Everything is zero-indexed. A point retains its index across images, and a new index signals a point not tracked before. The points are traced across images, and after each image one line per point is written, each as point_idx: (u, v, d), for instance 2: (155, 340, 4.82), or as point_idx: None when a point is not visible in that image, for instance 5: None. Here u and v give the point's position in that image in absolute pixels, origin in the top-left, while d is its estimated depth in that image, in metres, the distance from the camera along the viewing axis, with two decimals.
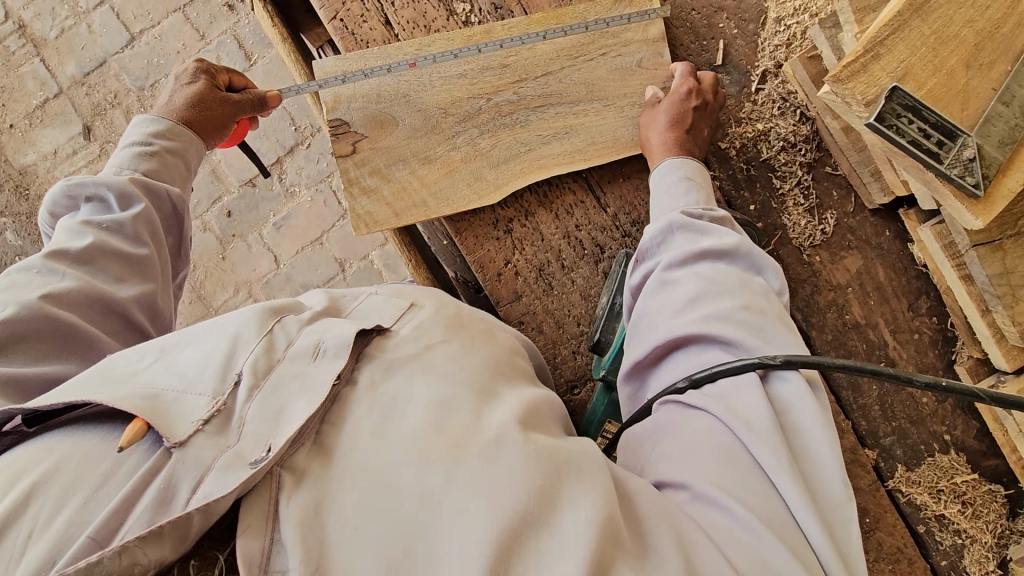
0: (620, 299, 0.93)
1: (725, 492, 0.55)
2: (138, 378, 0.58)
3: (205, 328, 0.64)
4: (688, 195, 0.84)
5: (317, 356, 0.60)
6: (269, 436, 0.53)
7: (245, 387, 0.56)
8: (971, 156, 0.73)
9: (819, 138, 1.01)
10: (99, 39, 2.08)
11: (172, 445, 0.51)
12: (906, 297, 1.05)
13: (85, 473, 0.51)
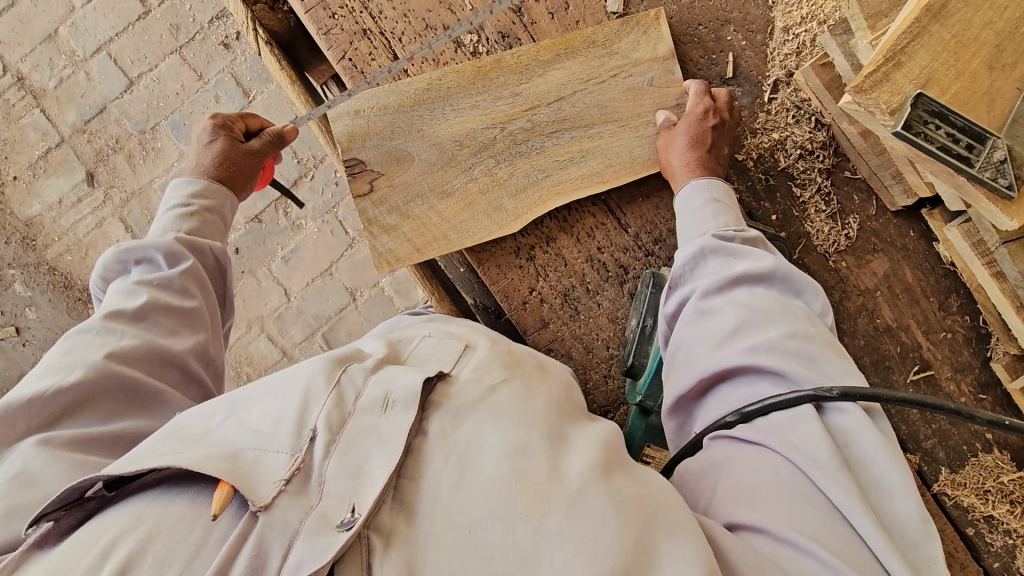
0: (651, 321, 0.92)
1: (803, 533, 0.57)
2: (216, 436, 0.62)
3: (272, 382, 0.69)
4: (717, 215, 0.85)
5: (387, 408, 0.65)
6: (351, 495, 0.58)
7: (320, 443, 0.61)
8: (1002, 158, 0.72)
9: (835, 143, 1.00)
10: (97, 86, 2.09)
11: (259, 509, 0.55)
12: (936, 296, 1.03)
13: (176, 542, 0.54)
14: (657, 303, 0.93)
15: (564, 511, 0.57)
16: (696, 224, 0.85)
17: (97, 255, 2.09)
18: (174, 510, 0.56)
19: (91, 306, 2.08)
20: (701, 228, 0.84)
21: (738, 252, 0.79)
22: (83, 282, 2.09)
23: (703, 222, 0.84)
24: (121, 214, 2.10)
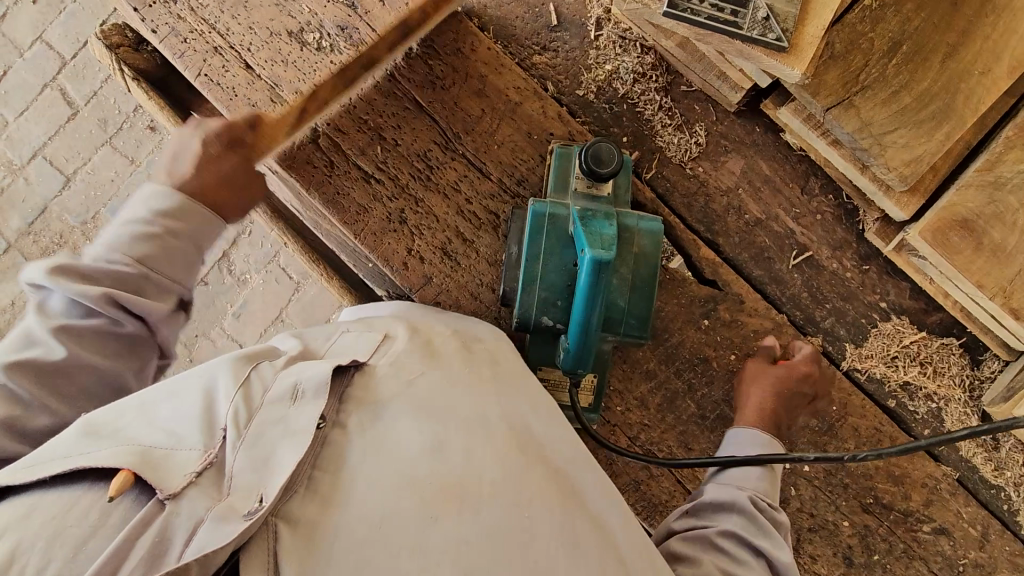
0: (514, 247, 0.96)
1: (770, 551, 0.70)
2: (125, 430, 0.63)
3: (183, 380, 0.71)
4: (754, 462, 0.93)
5: (296, 400, 0.67)
6: (258, 488, 0.59)
7: (230, 439, 0.63)
8: (766, 15, 0.79)
9: (665, 62, 1.08)
10: (36, 189, 2.20)
11: (166, 497, 0.57)
12: (797, 182, 1.08)
13: (72, 526, 0.56)
14: (518, 230, 0.97)
15: (483, 499, 0.63)
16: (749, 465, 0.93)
17: None
18: (80, 493, 0.58)
19: None
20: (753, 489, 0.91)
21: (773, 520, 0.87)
22: None
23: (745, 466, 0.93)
24: None
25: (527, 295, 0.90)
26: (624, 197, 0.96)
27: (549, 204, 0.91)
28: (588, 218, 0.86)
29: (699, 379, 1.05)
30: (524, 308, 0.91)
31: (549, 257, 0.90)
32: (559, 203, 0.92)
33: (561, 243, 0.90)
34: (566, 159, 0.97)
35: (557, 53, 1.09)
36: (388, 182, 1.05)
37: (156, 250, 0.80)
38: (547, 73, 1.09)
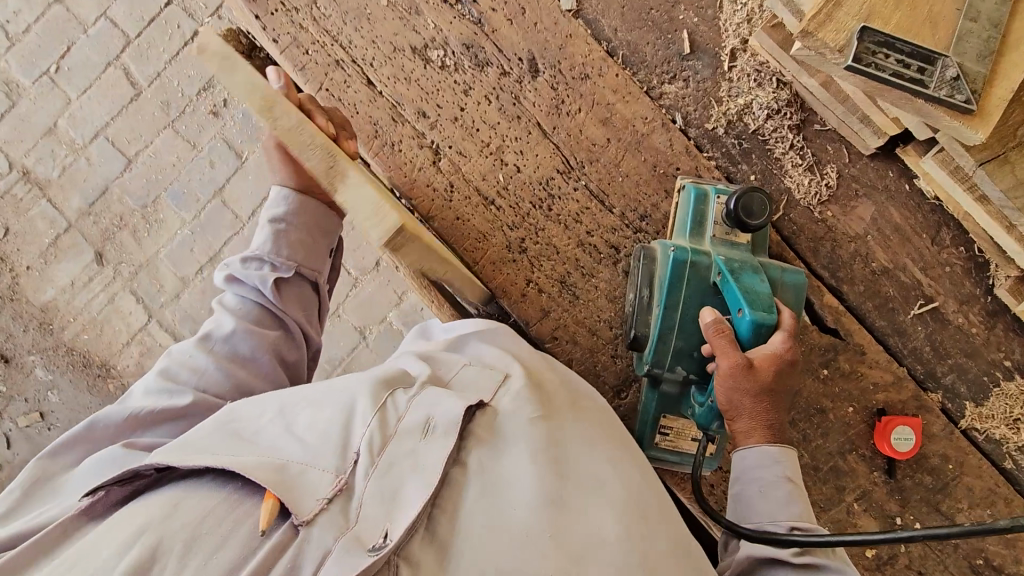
0: (648, 291, 0.91)
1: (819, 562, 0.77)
2: (263, 437, 0.71)
3: (323, 399, 0.77)
4: (786, 491, 0.79)
5: (427, 434, 0.72)
6: (386, 522, 0.65)
7: (363, 465, 0.69)
8: (955, 75, 0.75)
9: (800, 99, 1.04)
10: (97, 169, 2.19)
11: (301, 523, 0.64)
12: (927, 232, 1.04)
13: (208, 533, 0.64)
14: (650, 273, 0.92)
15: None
16: (769, 496, 0.79)
17: (112, 330, 2.15)
18: (210, 503, 0.66)
19: (110, 381, 2.13)
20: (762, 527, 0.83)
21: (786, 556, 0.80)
22: (100, 358, 2.15)
23: (778, 494, 0.79)
24: (131, 286, 2.17)
25: (666, 345, 0.89)
26: (763, 245, 0.93)
27: (691, 251, 0.89)
28: (740, 271, 0.85)
29: (814, 430, 1.03)
30: (661, 357, 0.89)
31: (692, 307, 0.88)
32: (702, 250, 0.89)
33: (705, 292, 0.88)
34: (705, 201, 0.93)
35: (687, 83, 1.05)
36: (509, 210, 1.02)
37: (297, 220, 0.96)
38: (675, 103, 1.05)
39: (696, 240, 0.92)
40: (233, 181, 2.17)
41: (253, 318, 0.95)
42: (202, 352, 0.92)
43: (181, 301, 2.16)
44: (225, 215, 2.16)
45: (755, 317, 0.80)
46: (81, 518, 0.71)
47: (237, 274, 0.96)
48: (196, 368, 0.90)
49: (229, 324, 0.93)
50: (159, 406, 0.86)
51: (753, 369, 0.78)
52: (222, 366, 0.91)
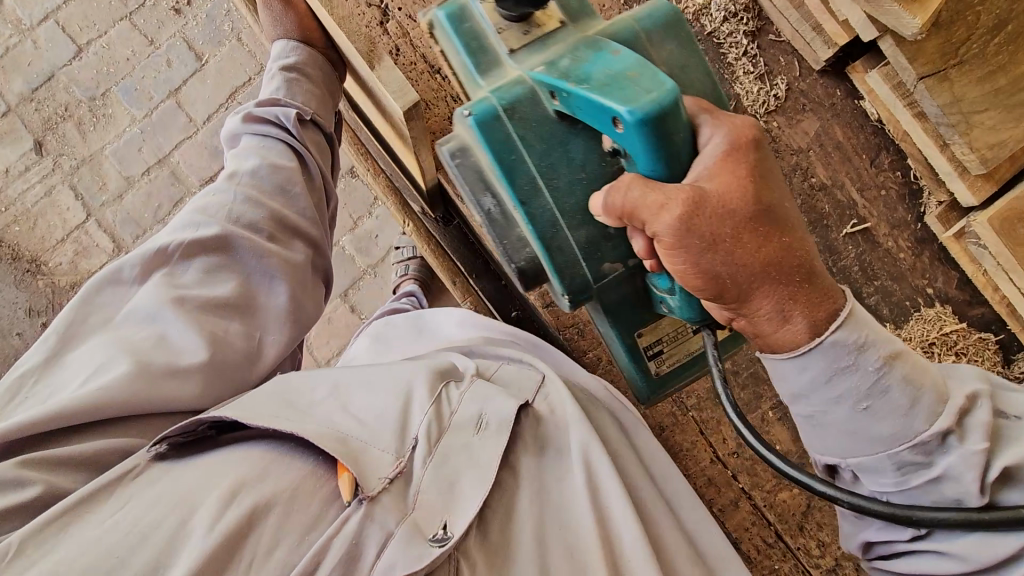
0: (491, 199, 0.77)
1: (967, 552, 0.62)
2: (319, 411, 0.77)
3: (377, 383, 0.83)
4: (903, 385, 0.64)
5: (480, 428, 0.80)
6: (444, 512, 0.72)
7: (421, 453, 0.76)
8: None
9: (757, 5, 1.03)
10: (44, 54, 2.07)
11: (366, 497, 0.69)
12: (868, 153, 1.05)
13: (300, 507, 0.68)
14: (473, 173, 0.76)
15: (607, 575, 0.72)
16: (895, 409, 0.63)
17: (45, 225, 2.05)
18: (292, 474, 0.71)
19: (39, 278, 2.03)
20: (854, 429, 0.65)
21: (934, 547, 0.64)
22: (30, 253, 2.04)
23: (903, 396, 0.63)
24: (71, 181, 2.06)
25: (573, 263, 0.74)
26: (587, 9, 0.77)
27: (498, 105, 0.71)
28: (573, 75, 0.68)
29: None
30: (580, 282, 0.74)
31: (555, 176, 0.72)
32: (504, 90, 0.72)
33: (556, 133, 0.72)
34: (466, 19, 0.76)
35: None
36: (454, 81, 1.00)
37: (308, 65, 1.03)
38: None
39: (498, 74, 0.75)
40: (190, 83, 2.07)
41: (281, 152, 0.96)
42: (229, 186, 0.92)
43: (123, 202, 2.06)
44: (177, 118, 2.07)
45: (637, 113, 0.61)
46: (147, 461, 0.71)
47: (256, 113, 0.98)
48: (225, 202, 0.90)
49: (254, 159, 0.94)
50: (189, 239, 0.86)
51: (710, 202, 0.62)
52: (251, 196, 0.91)
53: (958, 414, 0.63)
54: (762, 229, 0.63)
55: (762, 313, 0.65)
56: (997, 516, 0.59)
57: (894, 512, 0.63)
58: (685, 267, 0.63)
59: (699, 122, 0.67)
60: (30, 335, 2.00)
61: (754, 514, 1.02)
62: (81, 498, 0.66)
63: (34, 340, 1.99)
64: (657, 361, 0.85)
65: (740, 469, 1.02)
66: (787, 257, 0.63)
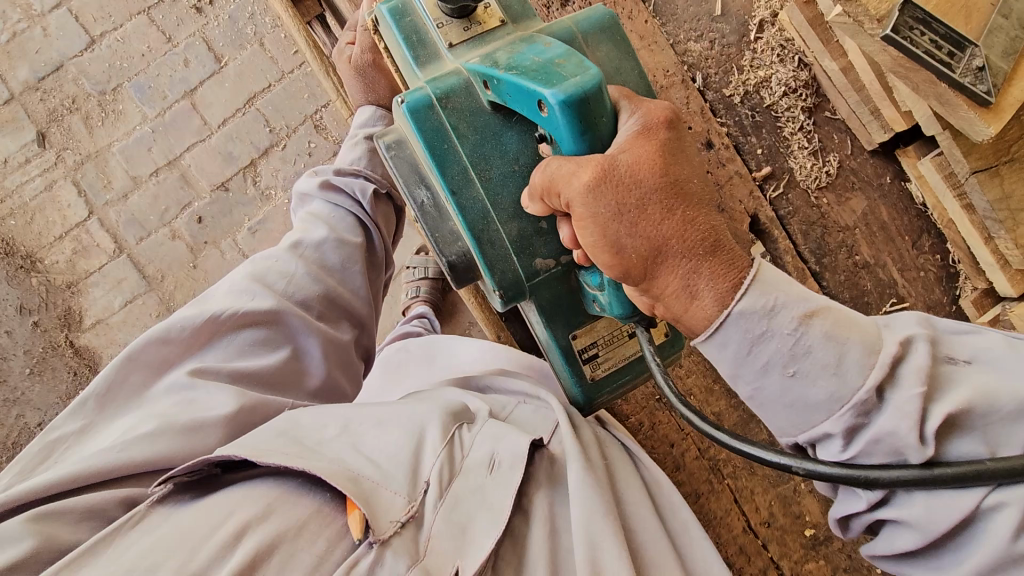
0: (452, 176, 0.71)
1: (934, 515, 0.50)
2: (329, 448, 0.72)
3: (388, 420, 0.77)
4: (827, 343, 0.53)
5: (492, 469, 0.74)
6: (456, 558, 0.68)
7: (433, 495, 0.71)
8: (980, 65, 0.78)
9: (816, 83, 1.05)
10: (55, 43, 2.00)
11: (377, 543, 0.65)
12: (910, 235, 1.06)
13: (304, 549, 0.65)
14: (442, 158, 0.71)
15: None
16: (823, 368, 0.53)
17: (44, 220, 1.97)
18: (298, 514, 0.67)
19: (32, 275, 1.94)
20: (831, 406, 0.53)
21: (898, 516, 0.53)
22: (25, 248, 1.96)
23: (827, 355, 0.52)
24: (74, 177, 1.98)
25: (504, 258, 0.73)
26: (528, 13, 0.77)
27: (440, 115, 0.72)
28: (504, 64, 0.66)
29: None
30: (510, 278, 0.73)
31: (487, 168, 0.71)
32: (442, 80, 0.71)
33: (491, 125, 0.71)
34: (406, 14, 0.77)
35: (712, 46, 1.06)
36: None
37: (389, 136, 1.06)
38: (697, 63, 1.06)
39: (437, 66, 0.75)
40: (207, 85, 2.01)
41: (349, 226, 0.98)
42: (291, 255, 0.92)
43: (127, 202, 1.98)
44: (191, 120, 2.01)
45: (560, 95, 0.58)
46: (149, 505, 0.67)
47: (335, 182, 1.00)
48: (285, 271, 0.90)
49: (322, 232, 0.95)
50: (242, 308, 0.83)
51: (618, 173, 0.56)
52: (312, 270, 0.91)
53: (891, 364, 0.51)
54: (677, 203, 0.56)
55: (669, 292, 0.56)
56: (955, 472, 0.48)
57: (852, 476, 0.52)
58: (595, 244, 0.58)
59: (620, 108, 0.62)
60: (19, 334, 1.91)
61: None
62: (85, 548, 0.63)
63: (23, 340, 1.91)
64: (593, 364, 0.83)
65: (771, 539, 1.03)
66: (695, 225, 0.55)
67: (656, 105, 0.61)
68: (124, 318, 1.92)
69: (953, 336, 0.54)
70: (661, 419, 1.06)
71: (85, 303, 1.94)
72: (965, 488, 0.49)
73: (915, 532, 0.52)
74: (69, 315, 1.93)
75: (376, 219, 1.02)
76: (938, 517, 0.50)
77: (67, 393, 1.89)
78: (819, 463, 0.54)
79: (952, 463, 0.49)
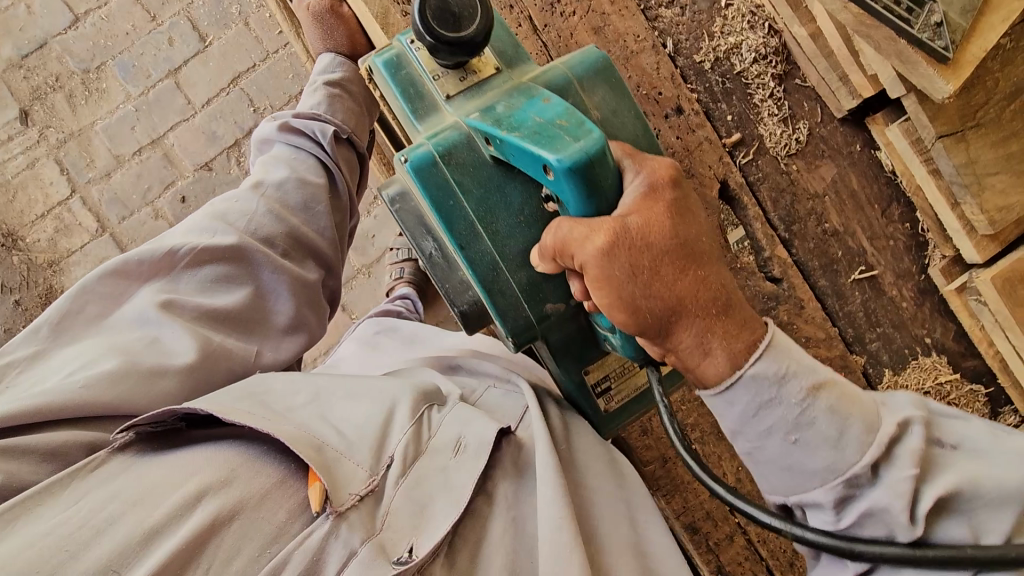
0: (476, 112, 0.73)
1: (817, 449, 0.60)
2: (295, 418, 0.73)
3: (359, 391, 0.79)
4: (831, 416, 0.60)
5: (457, 452, 0.75)
6: (411, 535, 0.68)
7: (394, 473, 0.72)
8: (939, 21, 0.78)
9: (787, 50, 1.05)
10: (39, 21, 2.00)
11: (333, 516, 0.66)
12: (880, 204, 1.06)
13: (264, 517, 0.65)
14: (448, 129, 0.74)
15: None
16: (825, 441, 0.60)
17: (26, 199, 1.97)
18: (260, 482, 0.67)
19: (14, 253, 1.94)
20: (828, 466, 0.60)
21: (779, 457, 0.62)
22: (7, 226, 1.95)
23: (830, 427, 0.59)
24: (57, 155, 1.98)
25: (470, 228, 0.72)
26: (522, 56, 0.80)
27: (497, 253, 0.73)
28: (505, 123, 0.69)
29: None
30: (448, 205, 0.72)
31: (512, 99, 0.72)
32: (442, 136, 0.73)
33: (493, 177, 0.73)
34: (402, 66, 0.78)
35: (683, 11, 1.05)
36: None
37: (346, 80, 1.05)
38: (669, 28, 1.05)
39: (436, 119, 0.76)
40: (191, 65, 2.01)
41: (311, 168, 0.96)
42: (253, 194, 0.91)
43: (111, 181, 1.98)
44: (175, 99, 2.00)
45: (566, 162, 0.61)
46: (109, 452, 0.68)
47: (294, 125, 0.99)
48: (247, 210, 0.88)
49: (283, 172, 0.93)
50: (203, 245, 0.82)
51: (629, 236, 0.61)
52: (274, 210, 0.90)
53: (887, 444, 0.58)
54: (643, 269, 0.61)
55: (684, 347, 0.63)
56: (939, 553, 0.55)
57: (837, 545, 0.60)
58: (598, 302, 0.64)
59: (624, 167, 0.67)
60: (1, 312, 1.91)
61: (747, 548, 1.02)
62: (41, 488, 0.63)
63: (4, 318, 1.90)
64: (607, 398, 0.87)
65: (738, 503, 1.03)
66: (704, 290, 0.62)
67: (660, 164, 0.67)
68: None
69: (946, 418, 0.61)
70: None
71: (67, 282, 1.94)
72: (950, 570, 0.55)
73: (802, 480, 0.62)
74: (51, 294, 1.93)
75: (338, 160, 1.00)
76: (811, 468, 0.61)
77: None
78: (806, 530, 0.61)
79: (936, 546, 0.56)
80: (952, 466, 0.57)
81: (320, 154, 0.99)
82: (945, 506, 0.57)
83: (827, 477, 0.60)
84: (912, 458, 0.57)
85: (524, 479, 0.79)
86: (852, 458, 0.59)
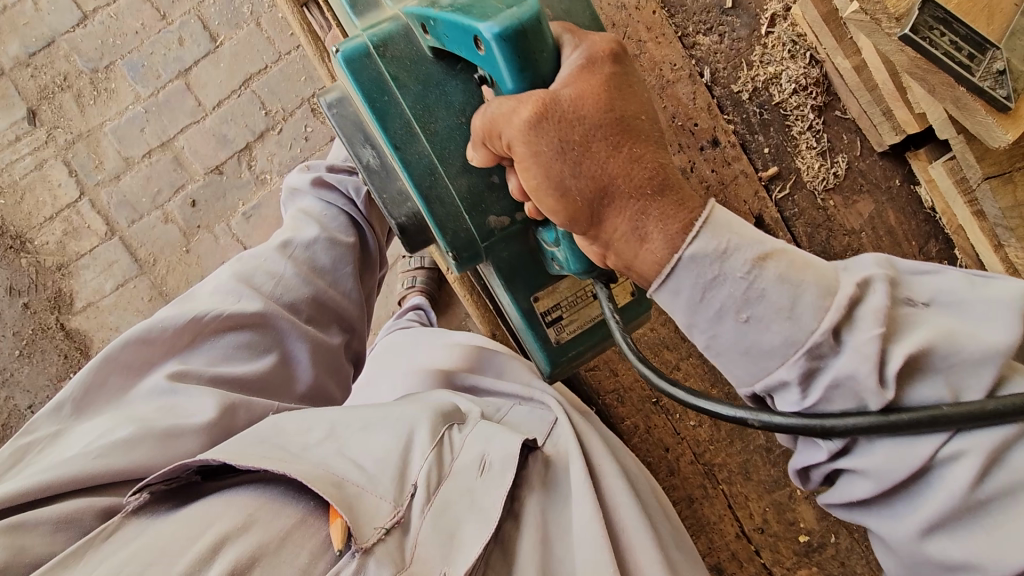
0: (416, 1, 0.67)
1: (775, 326, 0.51)
2: (315, 452, 0.70)
3: (375, 424, 0.75)
4: (781, 285, 0.51)
5: (483, 471, 0.72)
6: (443, 563, 0.64)
7: (420, 499, 0.68)
8: (1001, 69, 0.75)
9: (828, 81, 1.02)
10: (46, 17, 1.95)
11: (360, 550, 0.62)
12: (917, 241, 1.03)
13: (286, 562, 0.62)
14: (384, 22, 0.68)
15: None
16: (778, 313, 0.51)
17: (34, 200, 1.93)
18: (283, 522, 0.64)
19: (22, 256, 1.91)
20: (790, 344, 0.51)
21: (737, 344, 0.53)
22: (15, 227, 1.92)
23: (782, 297, 0.51)
24: (65, 157, 1.94)
25: (410, 137, 0.68)
26: None
27: (436, 155, 0.68)
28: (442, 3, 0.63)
29: None
30: (379, 107, 0.67)
31: None
32: (379, 27, 0.68)
33: (433, 76, 0.68)
34: None
35: (721, 39, 1.02)
36: None
37: None
38: (705, 57, 1.02)
39: (375, 14, 0.71)
40: (201, 65, 1.96)
41: (341, 225, 1.00)
42: (280, 255, 0.93)
43: (119, 183, 1.94)
44: (185, 100, 1.96)
45: (497, 29, 0.54)
46: (124, 516, 0.65)
47: (327, 179, 1.03)
48: (273, 271, 0.91)
49: (313, 231, 0.97)
50: (228, 311, 0.84)
51: (560, 107, 0.54)
52: (302, 272, 0.93)
53: (848, 306, 0.50)
54: (574, 143, 0.54)
55: (618, 236, 0.55)
56: (914, 415, 0.48)
57: (808, 425, 0.51)
58: (531, 182, 0.56)
59: (563, 42, 0.59)
60: (9, 316, 1.89)
61: None
62: (57, 561, 0.60)
63: (12, 321, 1.89)
64: (558, 327, 0.78)
65: (764, 545, 1.02)
66: (639, 166, 0.54)
67: (601, 38, 0.59)
68: (115, 302, 1.90)
69: (914, 277, 0.53)
70: (656, 422, 1.04)
71: (76, 286, 1.91)
72: (925, 434, 0.49)
73: (765, 362, 0.53)
74: (60, 297, 1.90)
75: (368, 218, 1.03)
76: (767, 349, 0.52)
77: (58, 376, 1.86)
78: (777, 416, 0.53)
79: (910, 409, 0.48)
80: (927, 323, 0.50)
81: (352, 211, 1.02)
82: (919, 364, 0.49)
83: (787, 360, 0.52)
84: (878, 316, 0.50)
85: (553, 503, 0.75)
86: (815, 326, 0.50)
